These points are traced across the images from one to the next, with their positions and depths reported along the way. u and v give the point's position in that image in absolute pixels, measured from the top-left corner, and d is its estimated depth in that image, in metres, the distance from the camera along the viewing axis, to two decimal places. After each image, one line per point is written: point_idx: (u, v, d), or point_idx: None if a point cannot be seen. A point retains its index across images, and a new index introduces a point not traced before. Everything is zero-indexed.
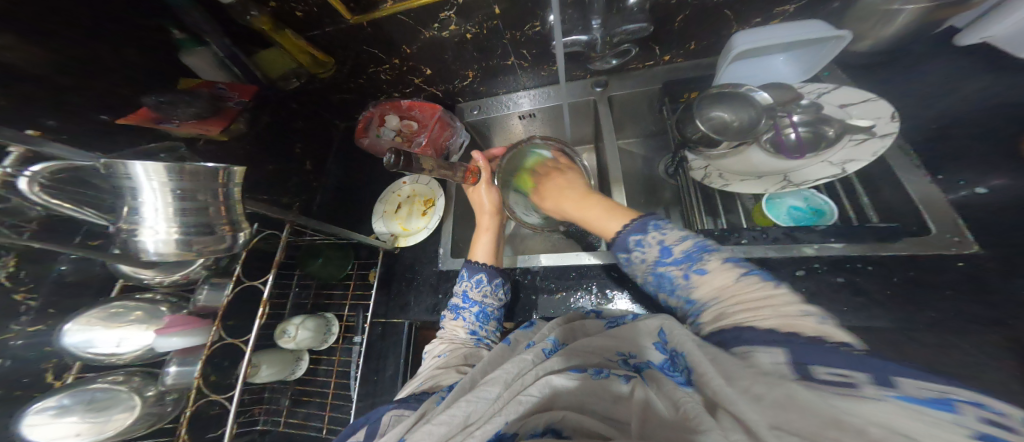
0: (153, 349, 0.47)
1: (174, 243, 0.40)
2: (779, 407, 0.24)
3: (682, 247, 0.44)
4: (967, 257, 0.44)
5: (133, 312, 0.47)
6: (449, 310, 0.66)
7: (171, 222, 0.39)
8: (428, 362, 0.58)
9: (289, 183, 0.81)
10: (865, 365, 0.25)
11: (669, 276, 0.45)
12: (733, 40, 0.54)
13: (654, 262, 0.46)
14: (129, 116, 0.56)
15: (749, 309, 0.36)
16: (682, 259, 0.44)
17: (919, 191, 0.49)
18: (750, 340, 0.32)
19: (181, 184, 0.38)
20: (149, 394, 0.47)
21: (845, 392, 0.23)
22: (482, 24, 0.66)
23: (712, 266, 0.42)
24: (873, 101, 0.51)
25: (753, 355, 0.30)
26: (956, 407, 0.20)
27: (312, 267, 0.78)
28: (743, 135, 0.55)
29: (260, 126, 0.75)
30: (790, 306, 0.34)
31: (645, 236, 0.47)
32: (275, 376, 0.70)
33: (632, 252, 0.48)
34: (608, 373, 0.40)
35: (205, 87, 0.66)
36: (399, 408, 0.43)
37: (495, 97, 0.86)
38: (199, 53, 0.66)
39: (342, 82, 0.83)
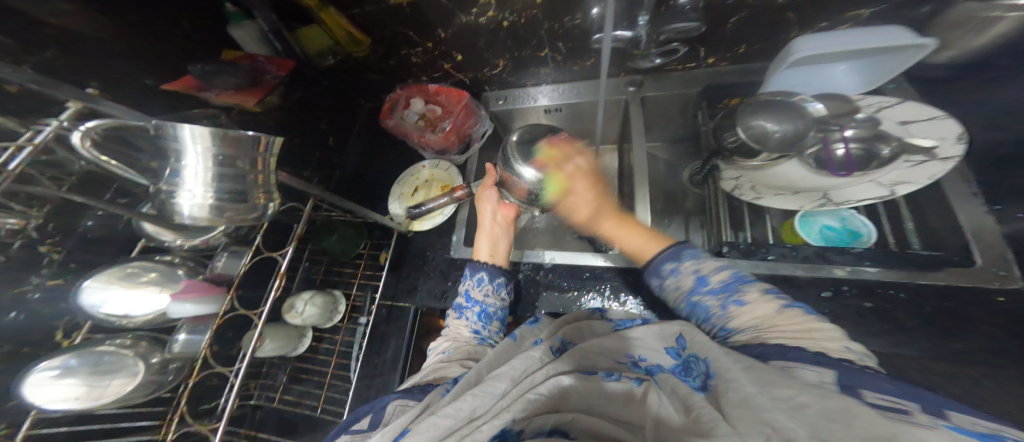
0: (165, 314, 0.46)
1: (208, 208, 0.39)
2: (822, 418, 0.22)
3: (719, 276, 0.42)
4: (1010, 293, 0.42)
5: (149, 273, 0.47)
6: (453, 309, 0.65)
7: (208, 187, 0.39)
8: (432, 359, 0.56)
9: (311, 157, 0.80)
10: (919, 398, 0.23)
11: (705, 305, 0.41)
12: (793, 45, 0.52)
13: (689, 291, 0.43)
14: (173, 83, 0.57)
15: (792, 338, 0.33)
16: (719, 289, 0.41)
17: (966, 219, 0.47)
18: (795, 358, 0.30)
19: (223, 151, 0.38)
20: (154, 362, 0.46)
21: (893, 413, 0.21)
22: (521, 13, 0.64)
23: (751, 296, 0.38)
24: (939, 120, 0.49)
25: (794, 371, 0.28)
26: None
27: (326, 243, 0.76)
28: (785, 148, 0.53)
29: (291, 100, 0.74)
30: (832, 341, 0.31)
31: (680, 263, 0.45)
32: (277, 352, 0.69)
33: (666, 278, 0.46)
34: (618, 376, 0.39)
35: (247, 59, 0.67)
36: (404, 397, 0.42)
37: (523, 89, 0.85)
38: (245, 27, 0.67)
39: (374, 63, 0.81)
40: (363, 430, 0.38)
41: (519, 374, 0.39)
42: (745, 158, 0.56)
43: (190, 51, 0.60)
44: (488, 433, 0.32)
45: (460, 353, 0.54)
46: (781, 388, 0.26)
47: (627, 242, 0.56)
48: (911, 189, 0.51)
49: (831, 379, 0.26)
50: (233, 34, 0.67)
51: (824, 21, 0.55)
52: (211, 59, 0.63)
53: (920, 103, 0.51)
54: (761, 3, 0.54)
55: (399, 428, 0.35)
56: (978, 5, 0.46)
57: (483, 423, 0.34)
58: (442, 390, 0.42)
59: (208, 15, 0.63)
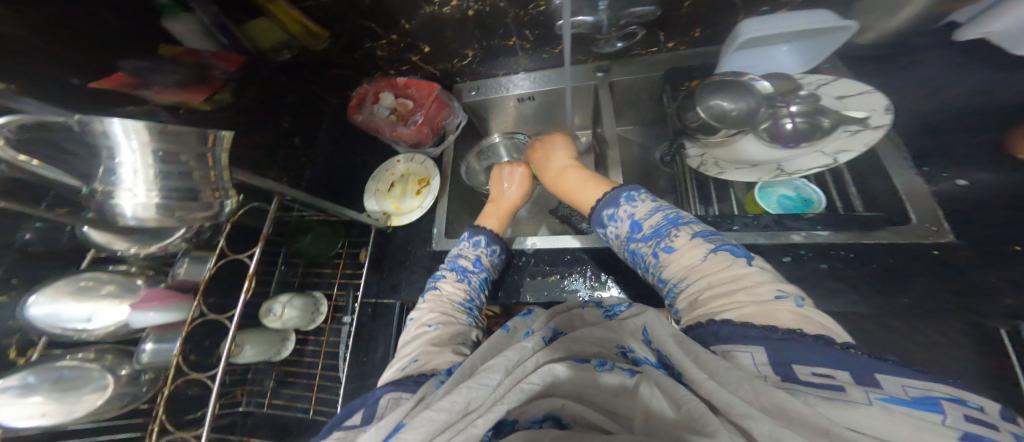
0: (128, 325, 0.44)
1: (154, 208, 0.38)
2: (767, 413, 0.22)
3: (651, 221, 0.44)
4: (941, 246, 0.47)
5: (105, 286, 0.44)
6: (452, 269, 0.62)
7: (149, 185, 0.37)
8: (414, 332, 0.52)
9: (276, 156, 0.78)
10: (848, 364, 0.24)
11: (641, 253, 0.44)
12: (741, 26, 0.56)
13: (627, 238, 0.46)
14: (104, 80, 0.53)
15: (725, 293, 0.34)
16: (651, 236, 0.43)
17: (902, 181, 0.51)
18: (725, 337, 0.30)
19: (164, 146, 0.37)
20: (123, 373, 0.44)
21: (834, 397, 0.22)
22: (484, 2, 0.64)
23: (679, 242, 0.40)
24: (869, 94, 0.54)
25: (734, 356, 0.28)
26: (942, 407, 0.20)
27: (301, 243, 0.76)
28: (740, 124, 0.58)
29: (248, 98, 0.73)
30: (761, 287, 0.32)
31: (617, 209, 0.48)
32: (262, 356, 0.67)
33: (608, 226, 0.49)
34: (611, 365, 0.38)
35: (190, 55, 0.63)
36: (397, 390, 0.40)
37: (495, 79, 0.85)
38: (183, 20, 0.62)
39: (336, 57, 0.78)
40: (356, 426, 0.36)
41: (510, 363, 0.36)
42: (706, 134, 0.60)
43: (127, 47, 0.56)
44: (489, 420, 0.31)
45: (439, 338, 0.49)
46: (726, 378, 0.26)
47: (581, 196, 0.58)
48: (851, 157, 0.54)
49: (766, 359, 0.26)
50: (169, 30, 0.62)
51: (767, 3, 0.58)
52: (149, 53, 0.58)
53: (852, 80, 0.56)
54: None
55: (393, 422, 0.33)
56: None
57: (477, 415, 0.31)
58: (435, 383, 0.39)
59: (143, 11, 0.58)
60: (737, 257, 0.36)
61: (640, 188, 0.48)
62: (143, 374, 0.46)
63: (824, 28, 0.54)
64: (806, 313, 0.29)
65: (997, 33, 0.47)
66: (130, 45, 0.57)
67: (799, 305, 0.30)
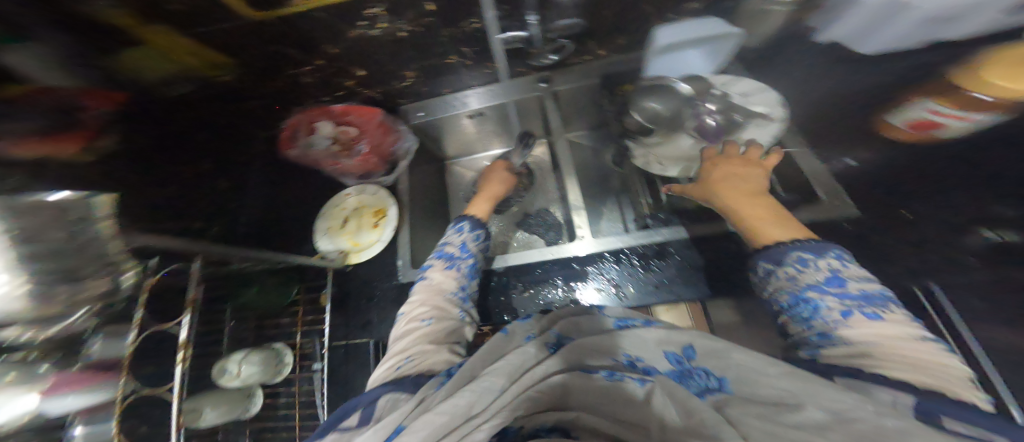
0: (41, 415, 0.37)
1: (18, 299, 0.33)
2: (860, 432, 0.20)
3: (862, 285, 0.35)
4: (850, 218, 0.53)
5: (3, 374, 0.36)
6: (439, 259, 0.59)
7: (13, 267, 0.32)
8: (406, 327, 0.50)
9: (191, 206, 0.67)
10: (1011, 430, 0.19)
11: (818, 304, 0.35)
12: (653, 31, 0.64)
13: (810, 285, 0.37)
14: None
15: (912, 368, 0.28)
16: (855, 296, 0.34)
17: (808, 165, 0.57)
18: (867, 379, 0.27)
19: (21, 223, 0.33)
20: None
21: (966, 440, 0.18)
22: (416, 22, 0.66)
23: (890, 316, 0.32)
24: (766, 92, 0.60)
25: (872, 395, 0.25)
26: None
27: (245, 298, 0.68)
28: (670, 124, 0.62)
29: (141, 140, 0.63)
30: (965, 383, 0.27)
31: (816, 257, 0.39)
32: (226, 417, 0.60)
33: (784, 266, 0.40)
34: (621, 373, 0.34)
35: (42, 94, 0.52)
36: (394, 390, 0.38)
37: (441, 98, 0.79)
38: (16, 51, 0.49)
39: (249, 87, 0.73)
40: (351, 428, 0.34)
41: (514, 368, 0.35)
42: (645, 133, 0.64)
43: None
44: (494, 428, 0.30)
45: (432, 337, 0.47)
46: (844, 396, 0.23)
47: (751, 221, 0.48)
48: (765, 147, 0.60)
49: (911, 404, 0.23)
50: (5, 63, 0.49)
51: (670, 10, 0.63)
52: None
53: (751, 80, 0.62)
54: None
55: (393, 424, 0.32)
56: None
57: (479, 418, 0.30)
58: (436, 384, 0.37)
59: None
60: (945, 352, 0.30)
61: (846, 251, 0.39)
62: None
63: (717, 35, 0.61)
64: (1001, 414, 0.24)
65: (840, 38, 0.61)
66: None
67: (988, 404, 0.25)
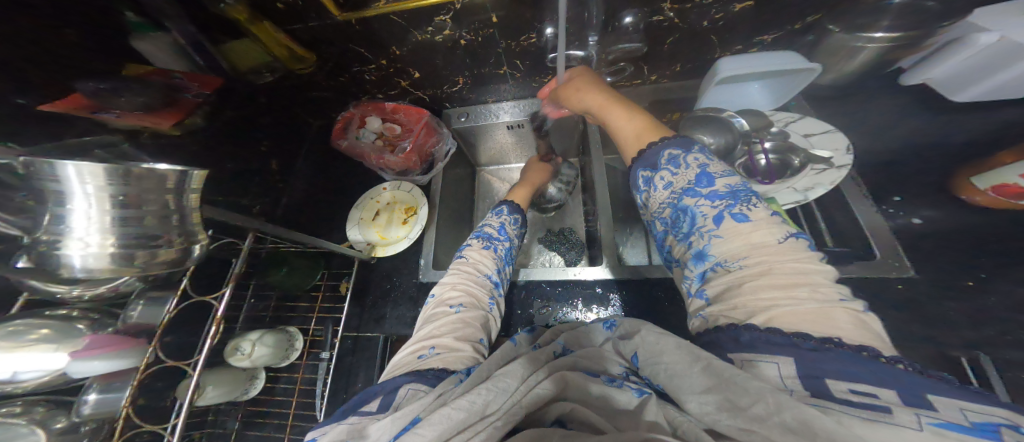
0: (65, 374, 0.38)
1: (109, 257, 0.33)
2: (790, 431, 0.21)
3: (726, 181, 0.37)
4: (906, 280, 0.50)
5: (36, 331, 0.38)
6: (477, 238, 0.60)
7: (104, 233, 0.32)
8: (434, 310, 0.48)
9: (251, 182, 0.75)
10: (890, 381, 0.22)
11: (695, 211, 0.37)
12: (720, 64, 0.59)
13: (684, 190, 0.39)
14: (55, 103, 0.46)
15: (784, 287, 0.29)
16: (721, 195, 0.36)
17: (866, 216, 0.56)
18: (749, 341, 0.27)
19: (125, 189, 0.33)
20: (58, 427, 0.40)
21: (874, 418, 0.20)
22: (478, 32, 0.64)
23: (755, 215, 0.34)
24: (831, 133, 0.60)
25: (757, 366, 0.26)
26: (1002, 435, 0.18)
27: (273, 278, 0.71)
28: (720, 158, 0.60)
29: (220, 121, 0.67)
30: (827, 288, 0.29)
31: (683, 154, 0.41)
32: (224, 398, 0.60)
33: (661, 169, 0.42)
34: (620, 382, 0.33)
35: (160, 76, 0.57)
36: (416, 380, 0.35)
37: (484, 105, 0.85)
38: (155, 39, 0.56)
39: (322, 80, 0.77)
40: (371, 413, 0.31)
41: (525, 372, 0.33)
42: None
43: (87, 65, 0.49)
44: (503, 430, 0.28)
45: (461, 328, 0.44)
46: (746, 395, 0.24)
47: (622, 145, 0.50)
48: (821, 193, 0.57)
49: (794, 372, 0.24)
50: (137, 48, 0.54)
51: (740, 42, 0.62)
52: (112, 74, 0.51)
53: (817, 120, 0.62)
54: (691, 27, 0.60)
55: (411, 413, 0.30)
56: (847, 36, 0.59)
57: (495, 418, 0.29)
58: (456, 380, 0.34)
59: (105, 23, 0.50)
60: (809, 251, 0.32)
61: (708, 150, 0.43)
62: (84, 425, 0.41)
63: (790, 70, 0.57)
64: (866, 319, 0.27)
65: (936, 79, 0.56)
66: (85, 60, 0.48)
67: (860, 310, 0.28)
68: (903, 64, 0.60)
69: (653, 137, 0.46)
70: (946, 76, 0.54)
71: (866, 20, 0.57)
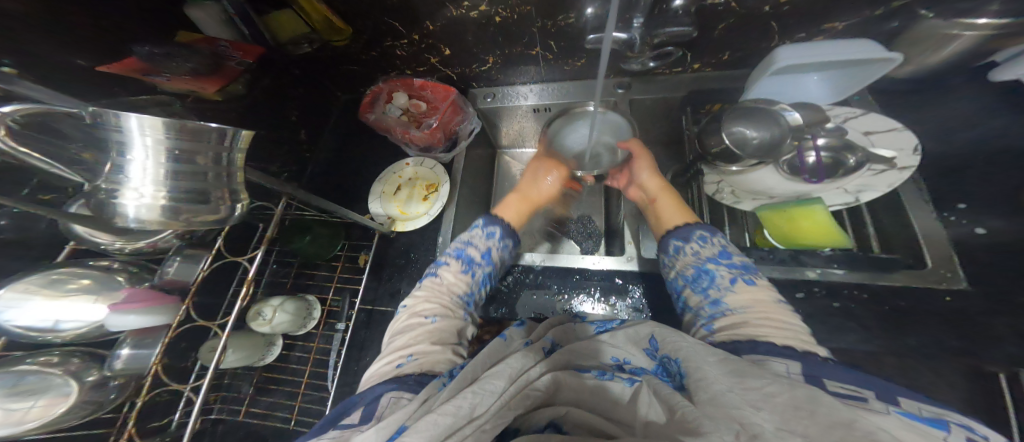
0: (102, 327, 0.39)
1: (160, 209, 0.33)
2: (791, 407, 0.22)
3: (738, 256, 0.45)
4: (956, 293, 0.48)
5: (79, 280, 0.40)
6: (455, 255, 0.56)
7: (159, 184, 0.33)
8: (408, 321, 0.47)
9: (278, 150, 0.76)
10: (870, 383, 0.25)
11: (715, 274, 0.44)
12: (776, 54, 0.56)
13: (707, 258, 0.46)
14: (111, 65, 0.49)
15: (776, 325, 0.35)
16: (735, 265, 0.44)
17: (922, 225, 0.53)
18: (766, 351, 0.31)
19: (179, 143, 0.33)
20: (90, 380, 0.41)
21: (855, 402, 0.23)
22: (515, 9, 0.61)
23: (761, 282, 0.42)
24: (896, 131, 0.55)
25: (767, 364, 0.29)
26: (949, 428, 0.21)
27: (297, 244, 0.72)
28: (762, 153, 0.58)
29: (258, 90, 0.69)
30: (807, 333, 0.35)
31: (711, 236, 0.48)
32: (243, 362, 0.63)
33: (690, 242, 0.48)
34: (610, 375, 0.35)
35: (206, 44, 0.59)
36: (399, 389, 0.36)
37: (512, 87, 0.83)
38: (205, 7, 0.59)
39: (355, 53, 0.76)
40: (353, 425, 0.32)
41: (516, 371, 0.33)
42: (727, 161, 0.60)
43: (131, 29, 0.51)
44: (492, 432, 0.28)
45: (434, 335, 0.45)
46: (753, 378, 0.25)
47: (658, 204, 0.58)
48: (873, 195, 0.57)
49: (800, 370, 0.28)
50: (189, 16, 0.59)
51: (802, 30, 0.58)
52: (161, 40, 0.55)
53: (882, 116, 0.57)
54: (747, 10, 0.56)
55: (394, 423, 0.29)
56: (942, 22, 0.51)
57: (484, 421, 0.28)
58: (439, 385, 0.35)
59: None
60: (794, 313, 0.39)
61: (716, 232, 0.49)
62: (113, 380, 0.42)
63: (861, 60, 0.54)
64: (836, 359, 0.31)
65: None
66: (142, 27, 0.53)
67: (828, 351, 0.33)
68: (997, 58, 0.51)
69: (686, 219, 0.54)
70: None
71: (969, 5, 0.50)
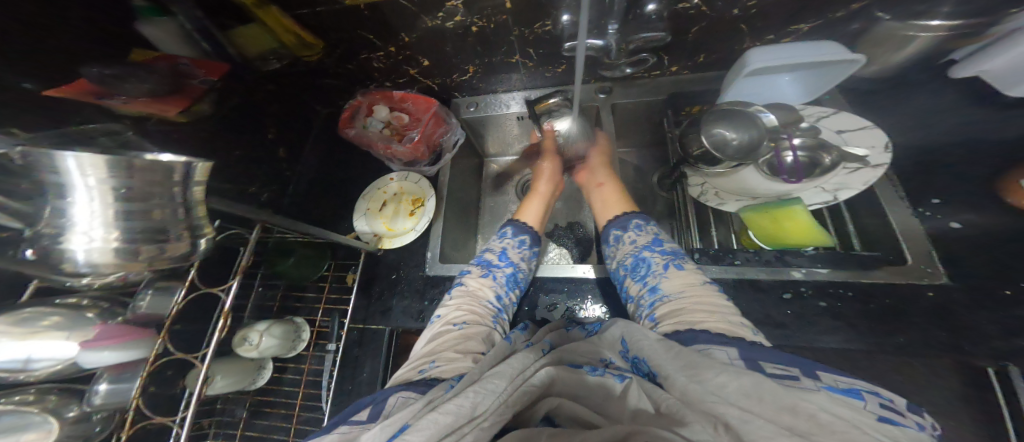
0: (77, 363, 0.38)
1: (114, 252, 0.32)
2: (745, 395, 0.23)
3: (670, 245, 0.50)
4: (937, 288, 0.49)
5: (49, 316, 0.37)
6: (476, 265, 0.57)
7: (108, 227, 0.31)
8: (439, 329, 0.47)
9: (257, 171, 0.74)
10: (798, 362, 0.25)
11: (650, 262, 0.48)
12: (748, 56, 0.57)
13: (643, 246, 0.51)
14: (61, 88, 0.45)
15: (708, 309, 0.38)
16: (667, 253, 0.48)
17: (900, 222, 0.54)
18: (706, 341, 0.31)
19: (128, 182, 0.31)
20: (70, 416, 0.40)
21: (788, 383, 0.23)
22: (490, 18, 0.61)
23: (689, 267, 0.46)
24: (867, 129, 0.57)
25: (710, 353, 0.29)
26: (861, 396, 0.22)
27: (283, 266, 0.72)
28: (742, 156, 0.57)
29: (227, 109, 0.66)
30: (736, 316, 0.36)
31: (646, 224, 0.54)
32: (233, 387, 0.61)
33: (627, 232, 0.54)
34: (603, 370, 0.33)
35: (166, 61, 0.56)
36: (407, 389, 0.35)
37: (495, 95, 0.83)
38: (161, 24, 0.56)
39: (331, 67, 0.74)
40: (361, 422, 0.31)
41: (515, 370, 0.32)
42: (710, 164, 0.60)
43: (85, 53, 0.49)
44: (492, 430, 0.27)
45: (460, 341, 0.44)
46: (705, 368, 0.26)
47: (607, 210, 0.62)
48: (851, 194, 0.58)
49: (738, 355, 0.28)
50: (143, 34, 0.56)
51: (772, 33, 0.59)
52: (116, 61, 0.51)
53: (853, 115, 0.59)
54: (720, 15, 0.56)
55: (399, 421, 0.28)
56: (899, 24, 0.55)
57: (484, 419, 0.27)
58: (446, 387, 0.34)
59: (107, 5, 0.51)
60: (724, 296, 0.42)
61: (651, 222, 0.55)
62: (96, 413, 0.42)
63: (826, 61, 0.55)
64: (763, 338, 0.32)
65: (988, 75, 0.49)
66: (85, 47, 0.49)
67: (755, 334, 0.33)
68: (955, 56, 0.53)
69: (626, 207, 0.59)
70: (1004, 67, 0.47)
71: (923, 7, 0.53)
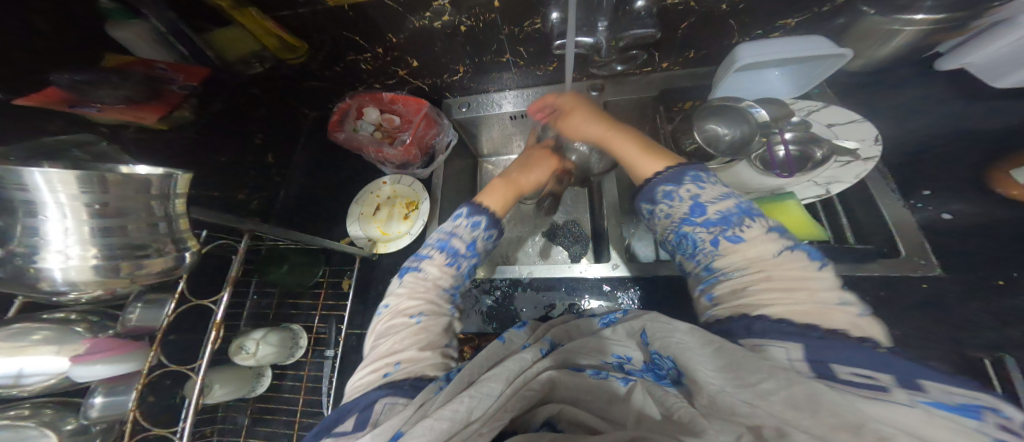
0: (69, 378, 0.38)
1: (92, 270, 0.31)
2: (792, 405, 0.21)
3: (719, 206, 0.39)
4: (930, 279, 0.49)
5: (38, 332, 0.37)
6: (438, 247, 0.51)
7: (83, 244, 0.31)
8: (391, 321, 0.43)
9: (244, 177, 0.73)
10: (889, 367, 0.22)
11: (695, 237, 0.40)
12: (738, 51, 0.56)
13: (682, 219, 0.41)
14: (32, 96, 0.44)
15: (783, 290, 0.32)
16: (716, 221, 0.39)
17: (893, 214, 0.54)
18: (763, 332, 0.29)
19: (102, 197, 0.30)
20: (69, 428, 0.40)
21: (869, 393, 0.21)
22: (478, 18, 0.60)
23: (750, 234, 0.37)
24: (858, 123, 0.57)
25: (767, 351, 0.27)
26: (980, 413, 0.19)
27: (274, 274, 0.70)
28: (734, 150, 0.58)
29: (210, 114, 0.65)
30: (826, 292, 0.31)
31: (678, 187, 0.43)
32: (233, 394, 0.61)
33: (659, 203, 0.44)
34: (607, 373, 0.33)
35: (143, 67, 0.54)
36: (392, 395, 0.34)
37: (486, 95, 0.82)
38: (132, 27, 0.53)
39: (319, 69, 0.73)
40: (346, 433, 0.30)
41: (513, 372, 0.32)
42: (701, 160, 0.60)
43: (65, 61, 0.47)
44: (488, 435, 0.27)
45: (423, 339, 0.41)
46: (752, 373, 0.24)
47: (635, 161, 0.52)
48: (842, 187, 0.58)
49: (802, 356, 0.25)
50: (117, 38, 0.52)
51: (759, 28, 0.58)
52: (87, 68, 0.49)
53: (842, 108, 0.59)
54: (708, 10, 0.56)
55: (391, 429, 0.28)
56: (882, 18, 0.52)
57: (481, 424, 0.28)
58: (435, 389, 0.33)
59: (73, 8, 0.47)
60: (811, 260, 0.34)
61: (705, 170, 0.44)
62: (96, 425, 0.41)
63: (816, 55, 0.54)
64: (864, 322, 0.28)
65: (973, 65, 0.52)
66: (62, 56, 0.47)
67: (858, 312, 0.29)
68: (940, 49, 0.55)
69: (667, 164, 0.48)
70: (988, 60, 0.50)
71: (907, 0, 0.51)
